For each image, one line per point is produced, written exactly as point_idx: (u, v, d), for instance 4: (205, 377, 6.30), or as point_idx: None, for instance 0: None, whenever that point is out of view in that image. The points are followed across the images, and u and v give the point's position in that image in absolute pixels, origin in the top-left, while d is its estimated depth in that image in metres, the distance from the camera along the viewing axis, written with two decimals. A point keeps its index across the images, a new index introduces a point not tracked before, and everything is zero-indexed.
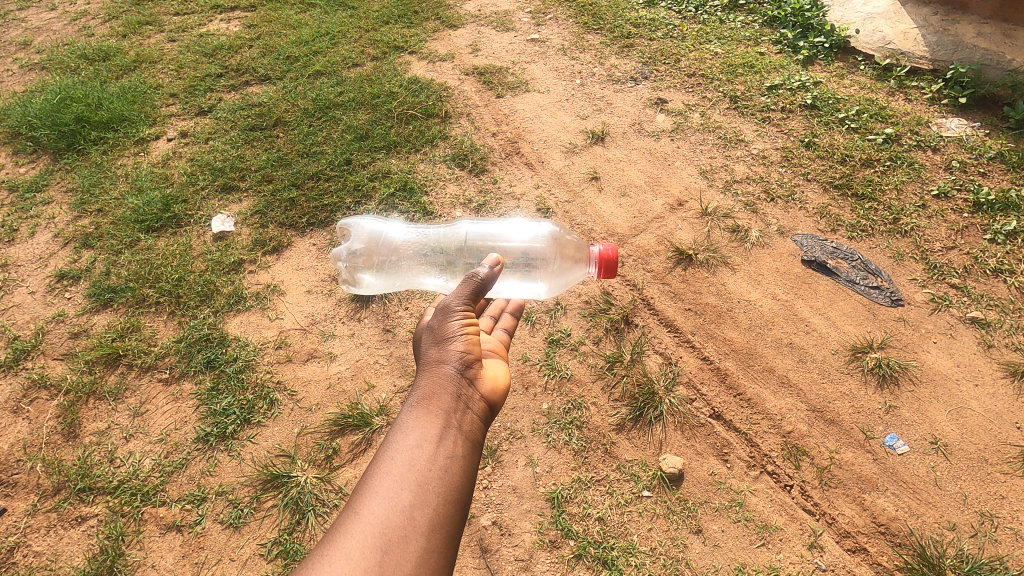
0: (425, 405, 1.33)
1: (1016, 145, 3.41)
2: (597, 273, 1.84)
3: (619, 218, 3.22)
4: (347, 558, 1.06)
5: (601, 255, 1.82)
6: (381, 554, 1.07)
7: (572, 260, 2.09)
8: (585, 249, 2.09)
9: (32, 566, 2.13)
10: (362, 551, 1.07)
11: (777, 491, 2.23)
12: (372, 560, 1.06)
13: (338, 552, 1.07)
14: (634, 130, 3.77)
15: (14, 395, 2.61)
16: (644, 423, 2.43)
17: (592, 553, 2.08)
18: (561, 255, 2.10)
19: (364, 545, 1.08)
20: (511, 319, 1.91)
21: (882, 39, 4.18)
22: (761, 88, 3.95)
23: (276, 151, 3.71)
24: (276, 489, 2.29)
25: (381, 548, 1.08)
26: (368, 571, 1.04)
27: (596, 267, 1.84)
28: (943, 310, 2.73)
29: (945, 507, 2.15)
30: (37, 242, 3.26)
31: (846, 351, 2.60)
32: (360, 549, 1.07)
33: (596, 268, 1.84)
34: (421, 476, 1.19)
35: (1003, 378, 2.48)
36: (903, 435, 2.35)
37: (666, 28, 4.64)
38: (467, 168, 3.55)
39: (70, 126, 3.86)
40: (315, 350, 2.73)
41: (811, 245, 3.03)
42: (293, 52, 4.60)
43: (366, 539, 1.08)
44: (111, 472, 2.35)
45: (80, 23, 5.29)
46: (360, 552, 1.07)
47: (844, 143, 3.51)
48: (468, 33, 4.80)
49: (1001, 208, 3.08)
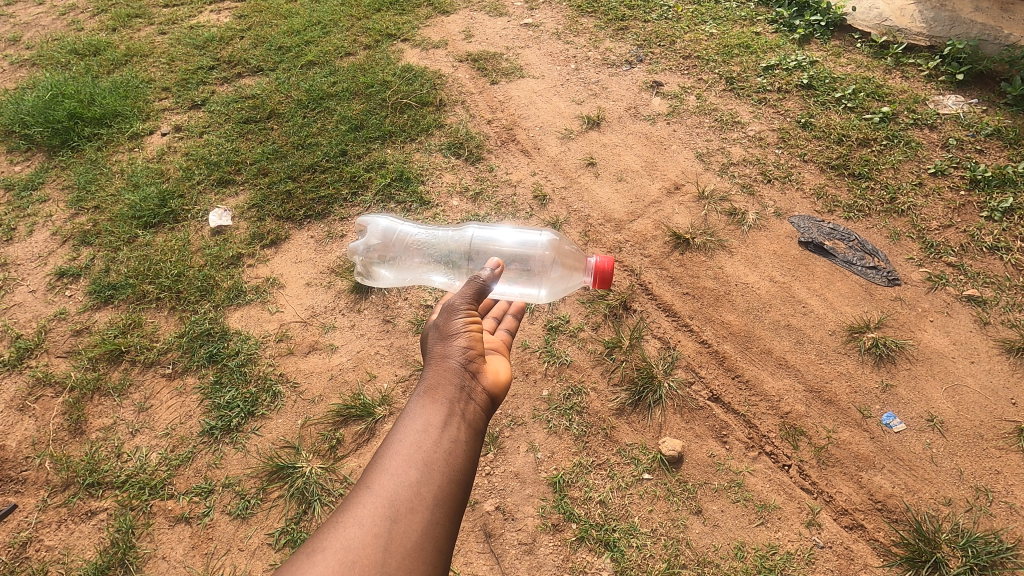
0: (430, 393, 1.35)
1: (1013, 121, 3.40)
2: (592, 283, 1.82)
3: (616, 203, 3.22)
4: (359, 526, 1.09)
5: (597, 265, 1.80)
6: (390, 524, 1.10)
7: (571, 269, 2.10)
8: (585, 258, 2.10)
9: (45, 561, 2.17)
10: (372, 520, 1.10)
11: (775, 471, 2.26)
12: (381, 528, 1.09)
13: (350, 520, 1.10)
14: (630, 114, 3.76)
15: (20, 393, 2.63)
16: (644, 407, 2.46)
17: (594, 536, 2.12)
18: (561, 262, 2.09)
19: (374, 515, 1.11)
20: (514, 321, 1.91)
21: (879, 15, 4.13)
22: (757, 68, 3.93)
23: (271, 143, 3.70)
24: (282, 480, 2.32)
25: (390, 517, 1.11)
26: (379, 537, 1.08)
27: (591, 276, 1.83)
28: (940, 288, 2.74)
29: (941, 483, 2.19)
30: (35, 241, 3.27)
31: (844, 332, 2.62)
32: (370, 517, 1.10)
33: (593, 278, 1.82)
34: (426, 456, 1.22)
35: (998, 355, 2.51)
36: (899, 413, 2.37)
37: (660, 9, 4.59)
38: (464, 156, 3.54)
39: (63, 123, 3.84)
40: (315, 343, 2.75)
41: (808, 226, 3.03)
42: (284, 43, 4.56)
43: (375, 509, 1.12)
44: (119, 467, 2.38)
45: (69, 18, 5.23)
46: (370, 520, 1.10)
47: (841, 123, 3.49)
48: (461, 19, 4.75)
49: (998, 184, 3.09)
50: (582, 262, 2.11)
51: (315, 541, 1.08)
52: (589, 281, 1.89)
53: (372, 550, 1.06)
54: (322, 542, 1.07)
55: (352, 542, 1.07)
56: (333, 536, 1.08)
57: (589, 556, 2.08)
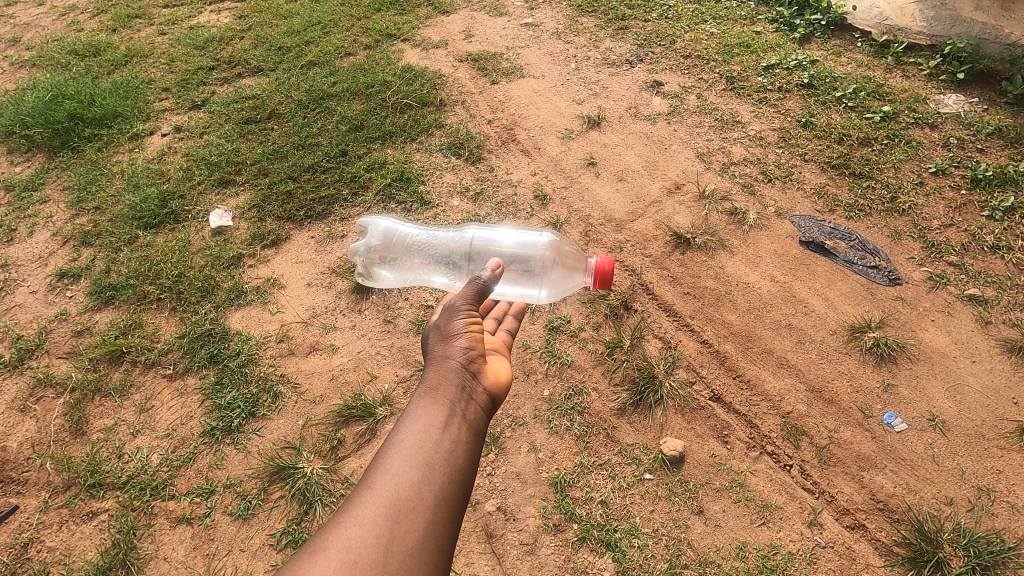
0: (431, 394, 1.35)
1: (1013, 120, 3.40)
2: (592, 284, 1.82)
3: (617, 203, 3.22)
4: (361, 525, 1.09)
5: (597, 266, 1.80)
6: (391, 523, 1.10)
7: (571, 269, 2.10)
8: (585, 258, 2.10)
9: (46, 562, 2.17)
10: (373, 520, 1.10)
11: (777, 471, 2.26)
12: (383, 528, 1.09)
13: (351, 520, 1.10)
14: (630, 113, 3.75)
15: (20, 394, 2.63)
16: (645, 407, 2.45)
17: (596, 536, 2.12)
18: (561, 262, 2.09)
19: (375, 514, 1.11)
20: (514, 321, 1.91)
21: (880, 14, 4.12)
22: (757, 68, 3.92)
23: (271, 143, 3.69)
24: (283, 480, 2.32)
25: (391, 517, 1.11)
26: (380, 537, 1.08)
27: (591, 277, 1.83)
28: (941, 288, 2.74)
29: (943, 483, 2.18)
30: (36, 242, 3.27)
31: (845, 331, 2.62)
32: (372, 517, 1.10)
33: (593, 279, 1.82)
34: (428, 457, 1.22)
35: (1000, 354, 2.50)
36: (900, 413, 2.37)
37: (661, 9, 4.58)
38: (464, 156, 3.53)
39: (63, 124, 3.84)
40: (316, 343, 2.75)
41: (809, 226, 3.03)
42: (284, 44, 4.56)
43: (377, 509, 1.12)
44: (120, 468, 2.38)
45: (69, 18, 5.23)
46: (372, 520, 1.10)
47: (842, 122, 3.49)
48: (461, 19, 4.75)
49: (999, 183, 3.09)
50: (582, 262, 2.11)
51: (316, 541, 1.09)
52: (589, 281, 1.88)
53: (374, 550, 1.06)
54: (324, 542, 1.07)
55: (353, 541, 1.07)
56: (334, 536, 1.08)
57: (590, 556, 2.08)
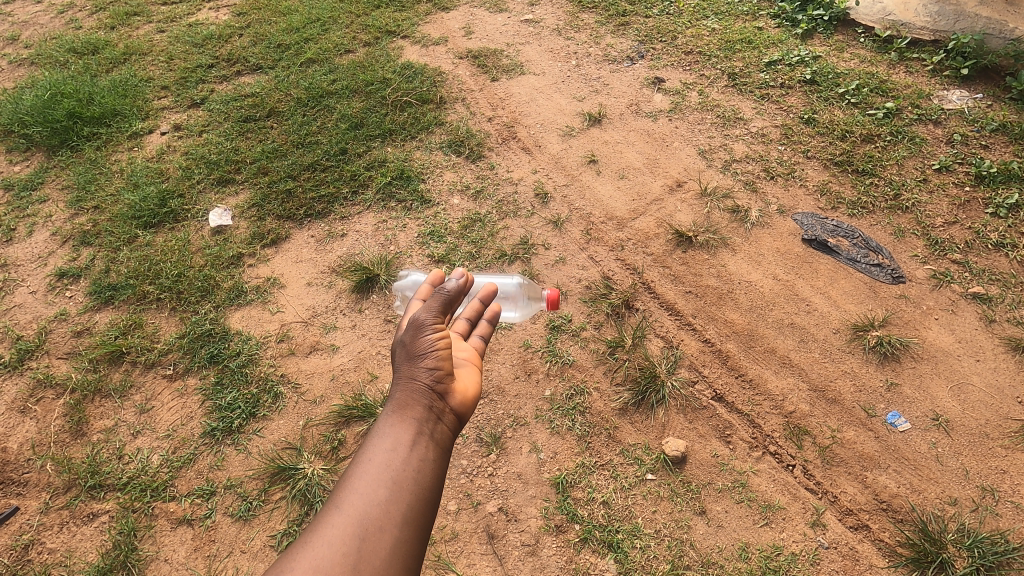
0: (401, 411, 1.32)
1: (1017, 117, 3.38)
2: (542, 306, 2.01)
3: (618, 201, 3.20)
4: (327, 545, 1.08)
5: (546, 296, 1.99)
6: (359, 542, 1.09)
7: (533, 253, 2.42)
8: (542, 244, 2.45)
9: (47, 564, 2.16)
10: (341, 539, 1.09)
11: (779, 471, 2.25)
12: (350, 548, 1.09)
13: (319, 540, 1.09)
14: (632, 110, 3.73)
15: (21, 395, 2.63)
16: (646, 407, 2.44)
17: (598, 537, 2.11)
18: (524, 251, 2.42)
19: (342, 533, 1.10)
20: (487, 325, 1.65)
21: (883, 9, 4.08)
22: (759, 64, 3.90)
23: (270, 142, 3.67)
24: (284, 481, 2.32)
25: (359, 536, 1.10)
26: (347, 557, 1.07)
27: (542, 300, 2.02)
28: (944, 286, 2.72)
29: (947, 483, 2.17)
30: (35, 241, 3.26)
31: (848, 330, 2.60)
32: (339, 537, 1.09)
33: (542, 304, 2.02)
34: (396, 475, 1.20)
35: (1004, 353, 2.49)
36: (904, 412, 2.36)
37: (662, 4, 4.54)
38: (465, 154, 3.51)
39: (61, 122, 3.82)
40: (316, 343, 2.74)
41: (812, 223, 3.00)
42: (284, 40, 4.53)
43: (345, 529, 1.11)
44: (120, 469, 2.38)
45: (67, 16, 5.20)
46: (339, 538, 1.09)
47: (844, 119, 3.46)
48: (460, 15, 4.71)
49: (1004, 180, 3.06)
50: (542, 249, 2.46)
51: (284, 560, 1.08)
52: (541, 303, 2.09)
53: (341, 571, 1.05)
54: (291, 561, 1.07)
55: (321, 561, 1.06)
56: (301, 557, 1.07)
57: (592, 556, 2.08)
